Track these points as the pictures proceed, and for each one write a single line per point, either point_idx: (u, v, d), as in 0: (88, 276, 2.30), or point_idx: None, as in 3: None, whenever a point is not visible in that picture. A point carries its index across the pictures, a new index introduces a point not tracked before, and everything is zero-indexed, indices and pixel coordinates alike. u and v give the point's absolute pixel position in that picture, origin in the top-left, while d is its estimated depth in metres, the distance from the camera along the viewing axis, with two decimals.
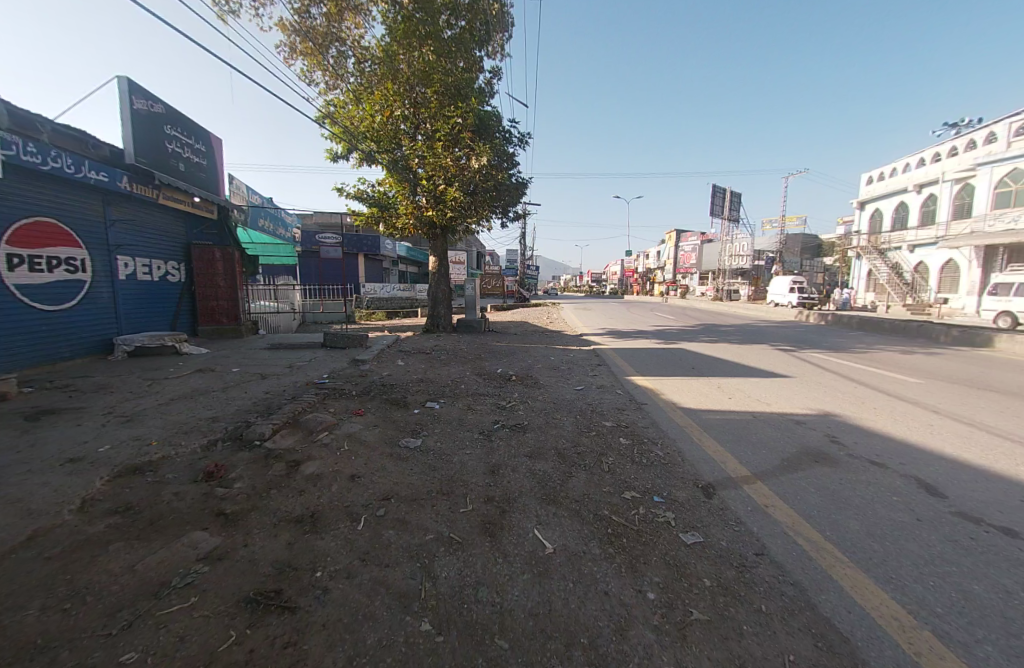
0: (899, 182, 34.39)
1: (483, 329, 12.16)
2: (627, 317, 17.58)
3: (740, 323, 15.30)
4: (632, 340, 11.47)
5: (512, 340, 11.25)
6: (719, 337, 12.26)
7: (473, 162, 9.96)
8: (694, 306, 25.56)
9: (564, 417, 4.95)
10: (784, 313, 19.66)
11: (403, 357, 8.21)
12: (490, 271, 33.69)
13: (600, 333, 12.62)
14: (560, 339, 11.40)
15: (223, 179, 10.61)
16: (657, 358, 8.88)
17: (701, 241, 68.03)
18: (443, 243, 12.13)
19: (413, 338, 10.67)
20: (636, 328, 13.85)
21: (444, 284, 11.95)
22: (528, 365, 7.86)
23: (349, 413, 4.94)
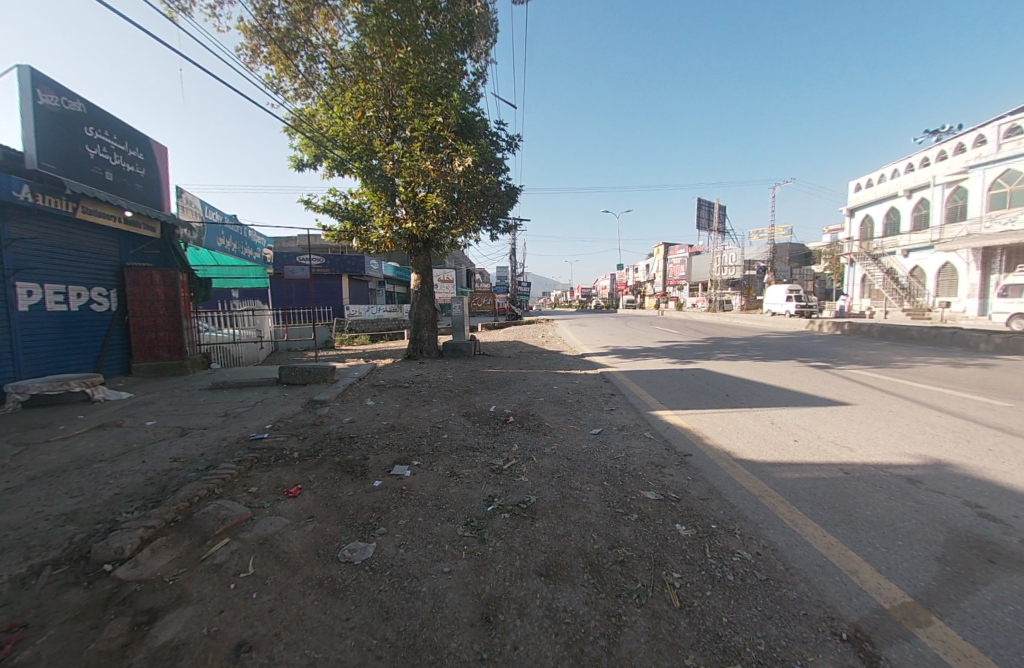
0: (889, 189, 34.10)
1: (473, 353, 10.70)
2: (628, 333, 16.25)
3: (753, 336, 14.00)
4: (642, 359, 10.10)
5: (506, 364, 9.77)
6: (738, 352, 10.91)
7: (457, 165, 8.64)
8: (694, 320, 24.23)
9: (585, 485, 3.48)
10: (792, 323, 18.48)
11: (374, 394, 6.69)
12: (479, 288, 32.30)
13: (605, 353, 11.21)
14: (561, 361, 9.98)
15: (167, 191, 9.12)
16: (679, 383, 7.48)
17: (690, 252, 67.77)
18: (426, 259, 10.74)
19: (392, 368, 9.15)
20: (643, 346, 12.47)
21: (429, 305, 10.54)
22: (527, 399, 6.38)
23: (279, 494, 3.43)
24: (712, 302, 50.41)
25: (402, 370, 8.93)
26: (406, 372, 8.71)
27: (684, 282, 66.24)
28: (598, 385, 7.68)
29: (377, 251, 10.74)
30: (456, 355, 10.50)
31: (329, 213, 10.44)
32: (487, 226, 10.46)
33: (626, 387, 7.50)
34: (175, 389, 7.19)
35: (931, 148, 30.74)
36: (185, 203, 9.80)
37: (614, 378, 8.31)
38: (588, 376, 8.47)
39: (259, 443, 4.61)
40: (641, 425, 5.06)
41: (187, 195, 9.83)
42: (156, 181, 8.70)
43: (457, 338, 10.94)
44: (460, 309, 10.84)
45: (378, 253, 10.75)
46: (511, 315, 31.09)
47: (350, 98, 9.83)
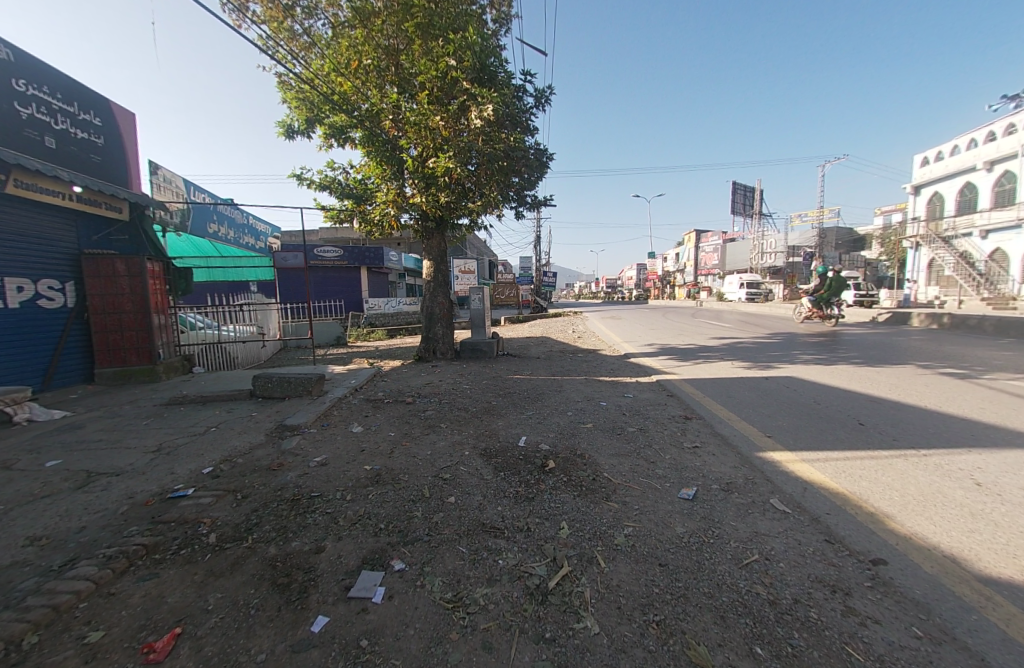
0: (964, 161, 29.95)
1: (496, 353, 9.01)
2: (674, 327, 14.10)
3: (827, 332, 11.69)
4: (705, 361, 8.13)
5: (537, 368, 8.00)
6: (823, 352, 8.76)
7: (473, 118, 6.89)
8: (742, 311, 21.63)
9: (722, 661, 1.70)
10: (867, 313, 15.77)
11: (366, 415, 5.04)
12: (501, 280, 30.49)
13: (653, 353, 9.28)
14: (603, 364, 8.15)
15: (139, 167, 7.80)
16: (771, 397, 5.54)
17: (726, 239, 63.77)
18: (441, 242, 9.08)
19: (398, 374, 7.53)
20: (699, 343, 10.41)
21: (445, 297, 8.90)
22: (569, 424, 4.60)
23: (128, 661, 1.79)
24: (752, 293, 46.86)
25: (410, 377, 7.27)
26: (413, 379, 7.06)
27: (719, 271, 62.41)
28: (660, 396, 5.83)
29: (384, 233, 9.14)
30: (477, 356, 8.84)
31: (326, 190, 8.85)
32: (512, 202, 8.64)
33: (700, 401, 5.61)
34: (129, 403, 5.79)
35: (1019, 113, 26.63)
36: (162, 182, 8.42)
37: (678, 387, 6.42)
38: (642, 383, 6.62)
39: (172, 511, 3.02)
40: (758, 484, 3.21)
41: (165, 172, 8.46)
42: (119, 154, 7.37)
43: (477, 335, 9.25)
44: (480, 301, 9.12)
45: (385, 236, 9.15)
46: (535, 307, 29.20)
47: (344, 49, 8.03)
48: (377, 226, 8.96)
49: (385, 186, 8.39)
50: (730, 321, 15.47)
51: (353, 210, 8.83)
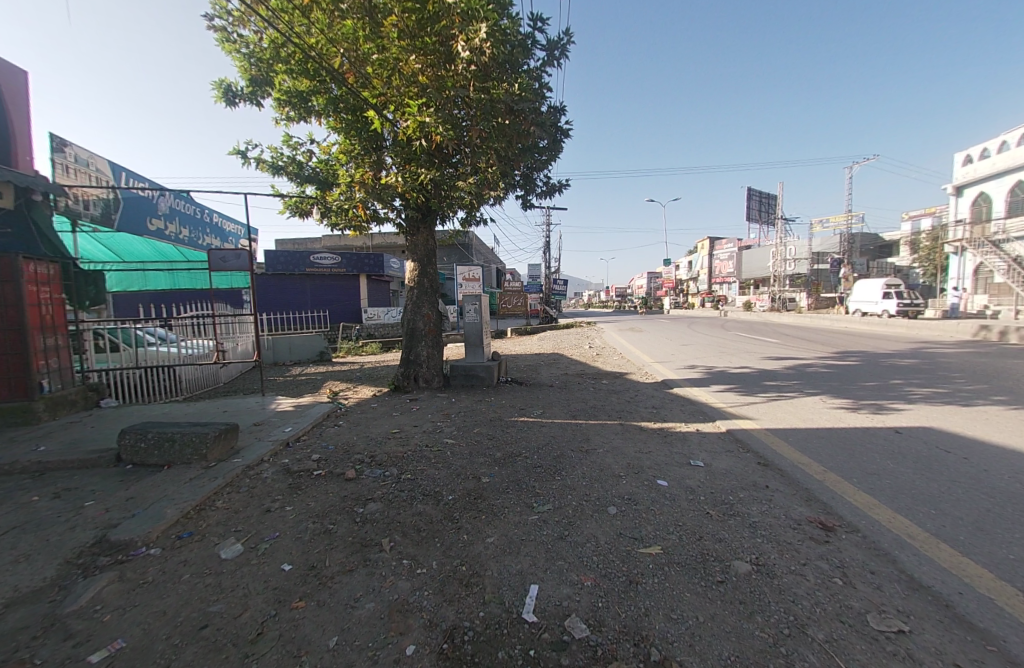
0: (1015, 158, 27.28)
1: (497, 381, 6.89)
2: (712, 342, 11.84)
3: (909, 351, 9.35)
4: (779, 395, 5.93)
5: (552, 401, 5.86)
6: (936, 381, 6.47)
7: (461, 57, 4.87)
8: (777, 322, 19.23)
9: None
10: (937, 324, 13.29)
11: (269, 508, 2.99)
12: (509, 287, 28.47)
13: (699, 382, 7.09)
14: (640, 399, 5.99)
15: (29, 140, 5.98)
16: (938, 473, 3.36)
17: (744, 246, 61.21)
18: (430, 239, 7.12)
19: (360, 414, 5.45)
20: (755, 365, 8.21)
21: (434, 310, 6.88)
22: (617, 543, 2.46)
23: None
24: (776, 303, 44.12)
25: (375, 418, 5.20)
26: (377, 423, 4.99)
27: (736, 279, 59.81)
28: (749, 465, 3.65)
29: (354, 229, 7.11)
30: (472, 385, 6.71)
31: (279, 173, 6.80)
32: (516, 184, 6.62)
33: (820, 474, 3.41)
34: None
35: None
36: (69, 163, 6.56)
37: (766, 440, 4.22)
38: (706, 435, 4.46)
39: None
40: None
41: (75, 151, 6.62)
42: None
43: (474, 357, 7.10)
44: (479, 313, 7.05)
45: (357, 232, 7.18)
46: (545, 317, 27.12)
47: None
48: (345, 220, 6.94)
49: (350, 164, 6.37)
50: (775, 334, 13.13)
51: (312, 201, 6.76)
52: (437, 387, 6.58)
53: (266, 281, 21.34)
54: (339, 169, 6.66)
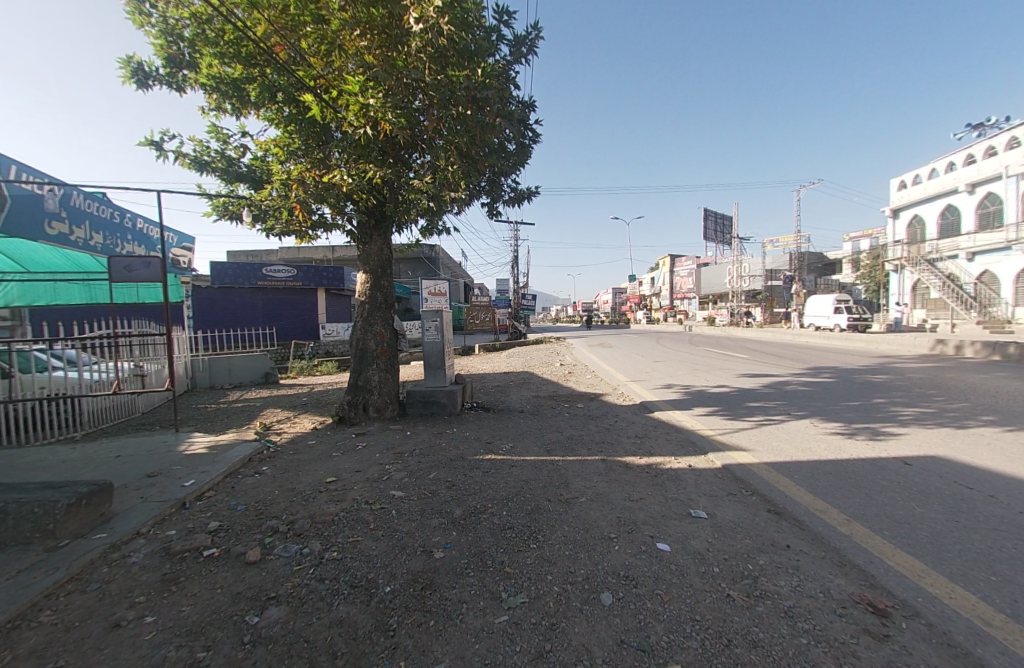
0: (945, 184, 29.51)
1: (461, 407, 5.98)
2: (685, 358, 11.51)
3: (878, 367, 9.28)
4: (767, 419, 5.46)
5: (523, 430, 5.12)
6: (918, 400, 6.22)
7: (415, 33, 4.16)
8: (743, 337, 19.40)
9: None
10: (896, 338, 13.56)
11: (120, 618, 2.07)
12: (476, 302, 27.71)
13: (680, 403, 6.57)
14: (620, 426, 5.36)
15: None
16: (975, 519, 2.86)
17: (703, 263, 63.56)
18: (385, 247, 6.35)
19: (292, 454, 4.50)
20: (734, 384, 7.79)
21: (387, 326, 5.96)
22: (620, 663, 1.73)
23: None
24: (735, 317, 45.65)
25: (309, 461, 4.27)
26: (310, 467, 4.08)
27: (696, 294, 61.84)
28: (761, 515, 3.03)
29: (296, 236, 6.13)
30: (431, 413, 5.75)
31: (204, 170, 5.81)
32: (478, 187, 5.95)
33: (846, 527, 2.83)
34: None
35: (999, 136, 26.30)
36: None
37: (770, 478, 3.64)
38: (701, 473, 3.84)
39: None
40: None
41: None
42: None
43: (434, 380, 6.12)
44: (439, 330, 6.10)
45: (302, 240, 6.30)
46: (514, 333, 26.45)
47: None
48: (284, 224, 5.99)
49: (290, 161, 5.49)
50: (745, 350, 12.98)
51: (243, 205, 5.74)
52: (389, 418, 5.59)
53: (212, 294, 19.44)
54: (276, 165, 5.72)
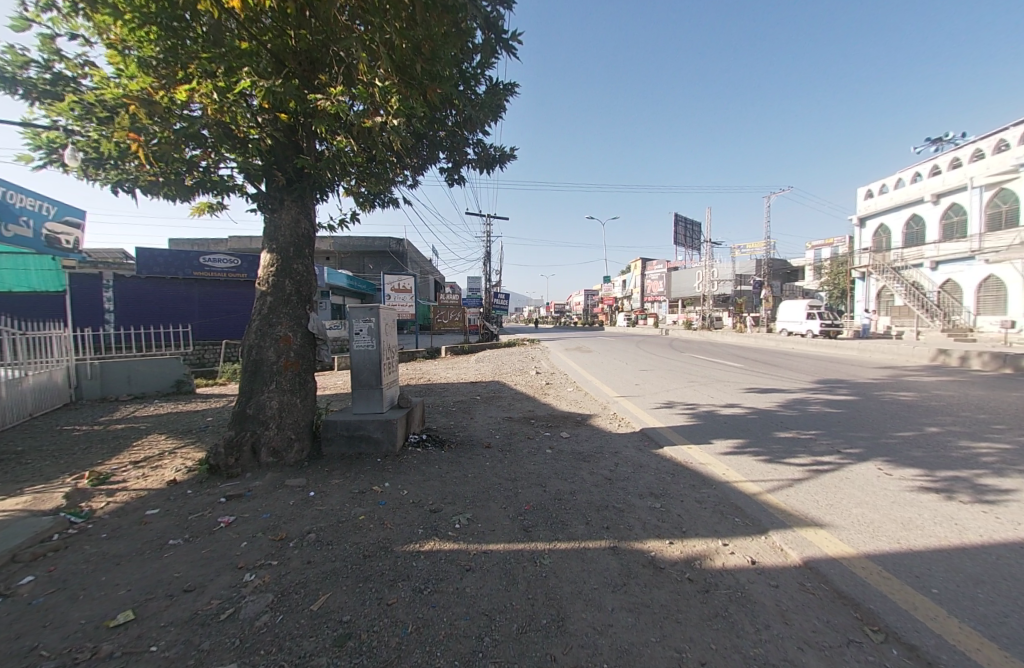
0: (911, 193, 30.02)
1: (403, 443, 4.21)
2: (676, 367, 10.20)
3: (892, 380, 8.17)
4: (817, 460, 4.04)
5: (488, 483, 3.48)
6: (981, 430, 4.98)
7: None
8: (725, 342, 18.48)
9: None
10: (890, 348, 12.72)
11: None
12: (445, 300, 25.85)
13: (691, 431, 5.10)
14: (623, 470, 3.81)
15: None
16: None
17: (674, 266, 63.83)
18: (302, 216, 4.64)
19: (98, 547, 2.69)
20: (746, 402, 6.43)
21: (297, 328, 4.14)
22: None
23: None
24: (706, 321, 45.62)
25: (116, 568, 2.48)
26: (106, 586, 2.30)
27: (666, 297, 62.00)
28: None
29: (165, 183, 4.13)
30: (356, 454, 3.99)
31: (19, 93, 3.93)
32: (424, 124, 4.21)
33: None
34: None
35: (963, 148, 26.81)
36: None
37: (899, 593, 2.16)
38: (779, 581, 2.32)
39: None
40: None
41: None
42: None
43: (367, 404, 4.26)
44: (373, 333, 4.22)
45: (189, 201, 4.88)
46: (485, 333, 24.79)
47: None
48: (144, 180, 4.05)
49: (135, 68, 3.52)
50: (738, 358, 11.77)
51: (64, 142, 3.83)
52: (290, 465, 3.77)
53: (138, 284, 16.92)
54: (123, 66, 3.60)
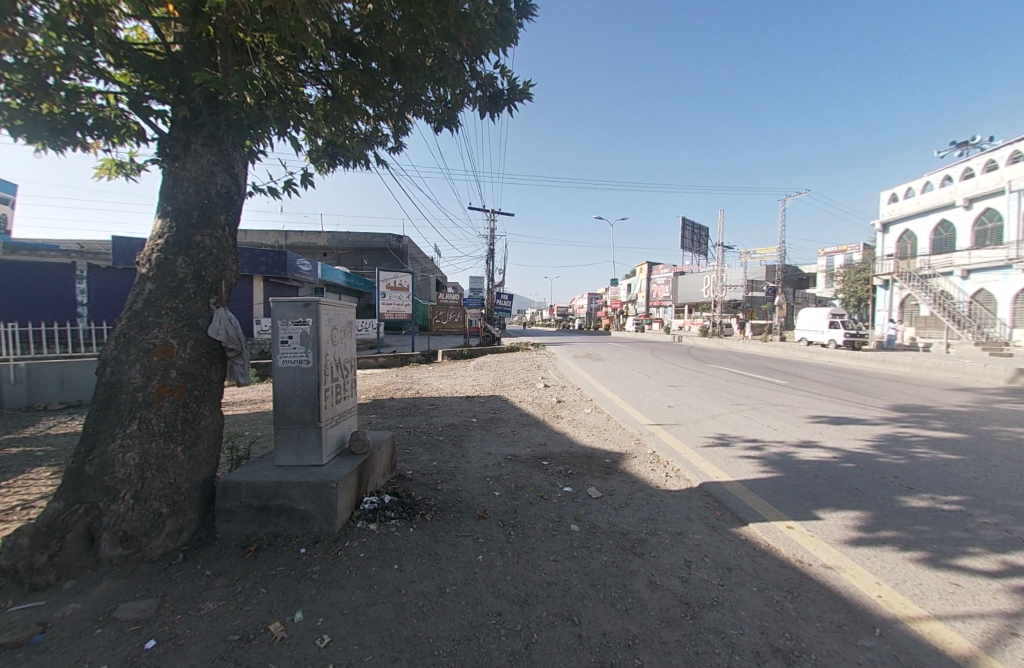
0: (940, 198, 28.38)
1: (351, 515, 2.68)
2: (710, 383, 8.65)
3: (986, 408, 6.60)
4: (1012, 565, 2.49)
5: (477, 616, 1.96)
6: None
7: None
8: (748, 353, 16.89)
9: None
10: (948, 365, 11.10)
11: None
12: (445, 301, 24.37)
13: (776, 488, 3.55)
14: (705, 582, 2.28)
15: None
16: None
17: (682, 271, 62.14)
18: (219, 167, 3.17)
19: None
20: (825, 438, 4.88)
21: (185, 331, 2.64)
22: None
23: None
24: (716, 327, 43.92)
25: None
26: None
27: (673, 302, 60.33)
28: None
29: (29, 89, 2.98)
30: (271, 537, 2.48)
31: None
32: None
33: None
34: None
35: (1000, 149, 25.19)
36: None
37: None
38: None
39: None
40: None
41: None
42: None
43: (297, 456, 2.74)
44: (307, 343, 2.71)
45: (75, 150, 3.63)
46: (487, 336, 23.28)
47: None
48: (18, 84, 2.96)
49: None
50: (777, 373, 10.22)
51: None
52: (152, 560, 2.28)
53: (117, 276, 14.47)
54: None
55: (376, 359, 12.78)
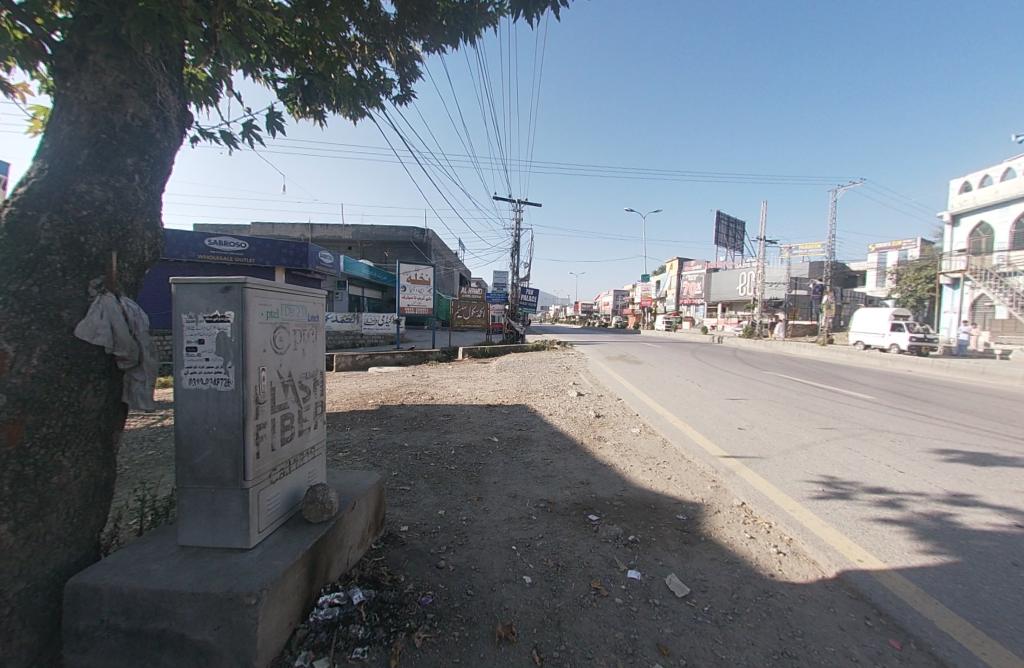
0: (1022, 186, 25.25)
1: (291, 642, 1.62)
2: (778, 396, 7.24)
3: None
4: None
5: None
6: None
7: None
8: (801, 358, 15.14)
9: None
10: None
11: None
12: (468, 296, 23.41)
13: (965, 591, 2.28)
14: None
15: None
16: None
17: (717, 267, 59.10)
18: (132, 86, 2.12)
19: None
20: (981, 491, 3.51)
21: (35, 331, 1.65)
22: None
23: None
24: (755, 328, 41.34)
25: None
26: None
27: (706, 300, 57.54)
28: None
29: None
30: None
31: None
32: None
33: None
34: None
35: None
36: None
37: None
38: None
39: None
40: None
41: None
42: None
43: (212, 534, 1.69)
44: (226, 352, 1.64)
45: None
46: (511, 334, 22.20)
47: None
48: None
49: None
50: (853, 385, 8.65)
51: None
52: None
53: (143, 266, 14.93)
54: None
55: (393, 356, 11.89)
